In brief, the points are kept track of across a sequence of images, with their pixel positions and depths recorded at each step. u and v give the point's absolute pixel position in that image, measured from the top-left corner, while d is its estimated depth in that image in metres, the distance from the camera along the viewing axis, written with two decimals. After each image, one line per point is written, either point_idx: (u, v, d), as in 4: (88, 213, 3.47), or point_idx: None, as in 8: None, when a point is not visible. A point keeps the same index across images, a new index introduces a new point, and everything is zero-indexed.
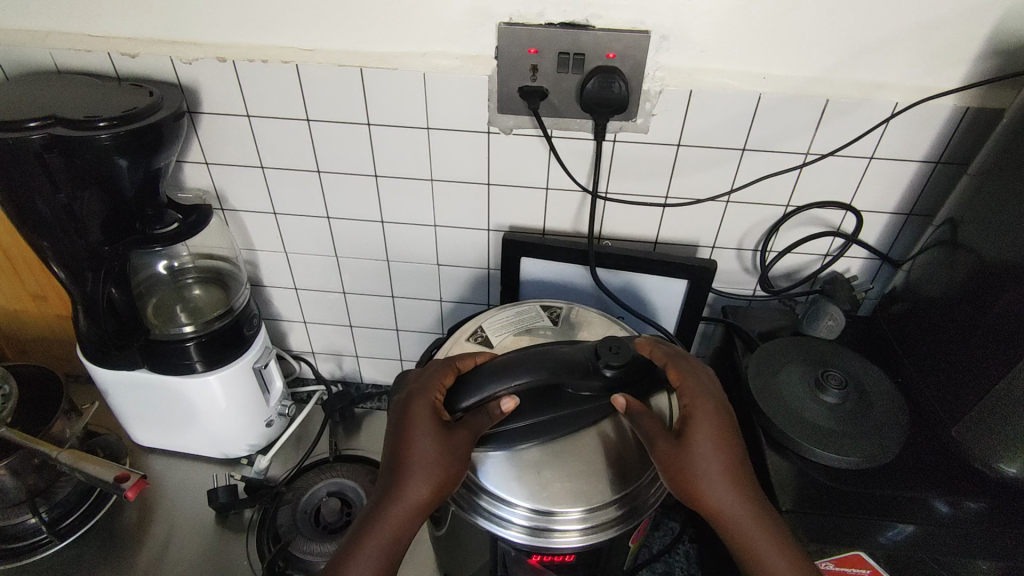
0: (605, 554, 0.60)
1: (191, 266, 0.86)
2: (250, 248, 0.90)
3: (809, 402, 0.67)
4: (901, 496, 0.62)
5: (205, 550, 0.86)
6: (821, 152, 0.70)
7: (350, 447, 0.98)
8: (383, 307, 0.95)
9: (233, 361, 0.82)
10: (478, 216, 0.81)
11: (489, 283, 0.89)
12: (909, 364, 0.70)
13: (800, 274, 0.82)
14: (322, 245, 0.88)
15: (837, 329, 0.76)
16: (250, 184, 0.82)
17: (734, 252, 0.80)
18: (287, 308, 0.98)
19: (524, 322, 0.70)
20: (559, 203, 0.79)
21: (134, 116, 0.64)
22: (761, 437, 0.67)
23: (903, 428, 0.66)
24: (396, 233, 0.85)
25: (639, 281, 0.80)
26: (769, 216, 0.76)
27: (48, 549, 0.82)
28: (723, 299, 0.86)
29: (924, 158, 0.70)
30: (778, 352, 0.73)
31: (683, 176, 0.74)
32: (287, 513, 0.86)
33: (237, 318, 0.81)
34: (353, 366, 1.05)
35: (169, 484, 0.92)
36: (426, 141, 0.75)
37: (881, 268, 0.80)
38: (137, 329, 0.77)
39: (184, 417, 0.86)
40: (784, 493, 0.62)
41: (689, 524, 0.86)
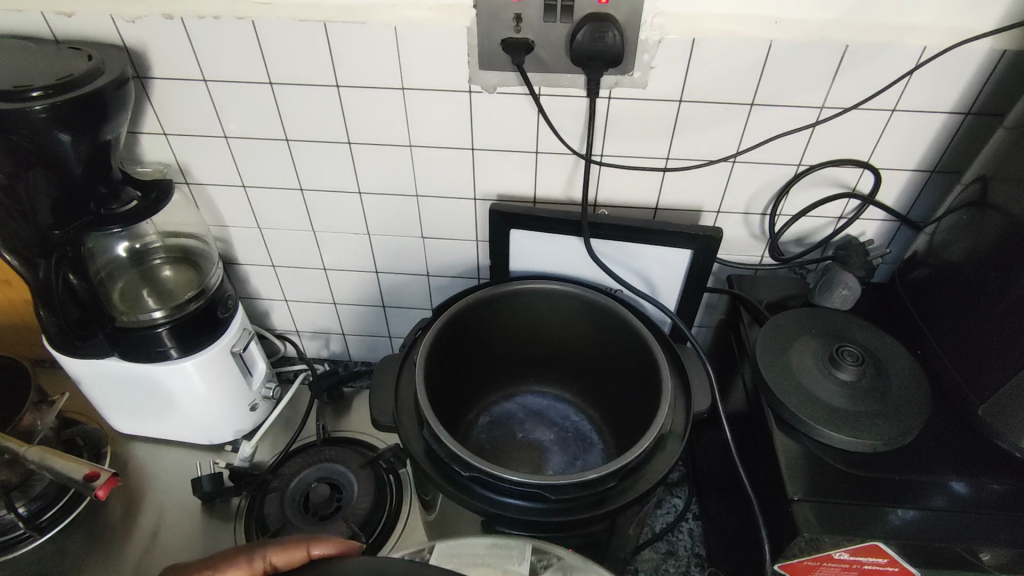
0: (606, 543, 0.62)
1: (159, 245, 0.81)
2: (220, 224, 0.84)
3: (824, 381, 0.63)
4: (919, 479, 0.58)
5: (193, 540, 0.82)
6: (839, 105, 0.63)
7: (338, 429, 0.93)
8: (368, 283, 0.90)
9: (209, 345, 0.77)
10: (462, 184, 0.75)
11: (478, 255, 0.83)
12: (929, 335, 0.66)
13: (811, 239, 0.77)
14: (297, 219, 0.82)
15: (852, 299, 0.71)
16: (212, 154, 0.76)
17: (741, 217, 0.74)
18: (266, 286, 0.92)
19: (496, 561, 0.56)
20: (550, 168, 0.72)
21: (72, 84, 0.57)
22: (771, 419, 0.63)
23: (923, 406, 0.61)
24: (375, 204, 0.79)
25: (638, 251, 0.74)
26: (779, 177, 0.70)
27: (26, 545, 0.78)
28: (728, 268, 0.80)
29: (953, 109, 0.63)
30: (789, 326, 0.68)
31: (686, 136, 0.67)
32: (274, 501, 0.81)
33: (211, 299, 0.76)
34: (340, 344, 1.01)
35: (152, 472, 0.89)
36: (402, 103, 0.68)
37: (900, 230, 0.75)
38: (102, 318, 0.71)
39: (163, 405, 0.82)
40: (795, 480, 0.58)
41: (694, 501, 0.83)
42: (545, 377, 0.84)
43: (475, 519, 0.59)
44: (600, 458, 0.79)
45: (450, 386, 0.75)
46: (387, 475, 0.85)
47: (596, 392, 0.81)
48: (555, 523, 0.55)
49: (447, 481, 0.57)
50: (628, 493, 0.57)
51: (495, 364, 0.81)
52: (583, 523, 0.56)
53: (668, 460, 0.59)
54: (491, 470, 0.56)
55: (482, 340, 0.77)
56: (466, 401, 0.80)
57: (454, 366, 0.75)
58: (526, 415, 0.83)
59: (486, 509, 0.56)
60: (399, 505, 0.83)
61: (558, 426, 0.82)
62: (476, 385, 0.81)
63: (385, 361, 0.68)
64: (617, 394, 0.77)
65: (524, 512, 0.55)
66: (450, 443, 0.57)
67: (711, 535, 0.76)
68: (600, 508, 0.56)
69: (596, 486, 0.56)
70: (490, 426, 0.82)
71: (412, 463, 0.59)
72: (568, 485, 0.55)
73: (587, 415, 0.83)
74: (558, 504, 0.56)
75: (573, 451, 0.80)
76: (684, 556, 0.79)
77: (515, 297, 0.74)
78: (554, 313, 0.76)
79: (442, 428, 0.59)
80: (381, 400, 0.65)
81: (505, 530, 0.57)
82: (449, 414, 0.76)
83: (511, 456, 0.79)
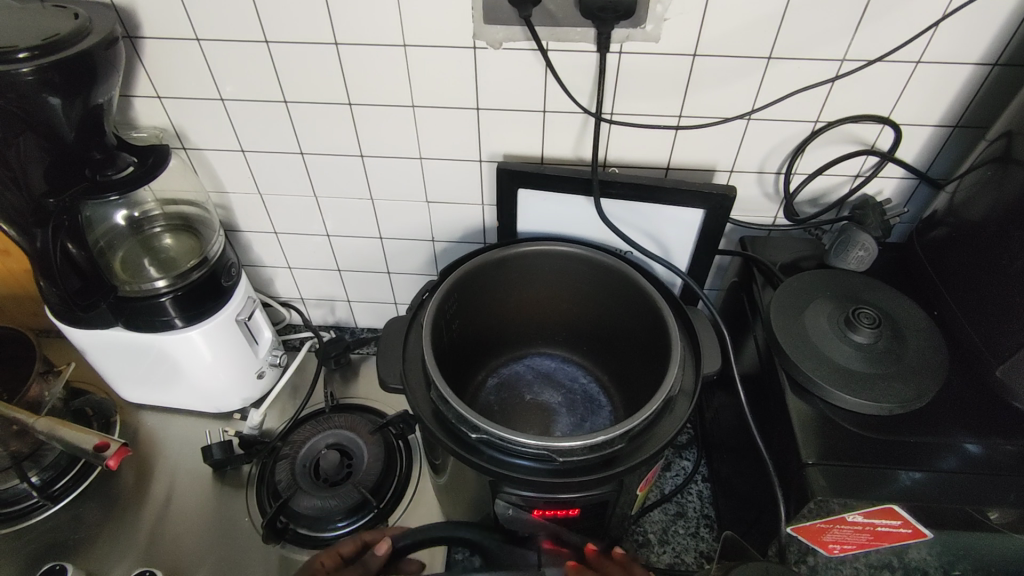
0: (611, 505, 0.61)
1: (158, 213, 0.80)
2: (220, 190, 0.82)
3: (838, 343, 0.62)
4: (933, 442, 0.57)
5: (205, 507, 0.82)
6: (861, 57, 0.61)
7: (345, 396, 0.93)
8: (372, 249, 0.88)
9: (214, 313, 0.76)
10: (467, 145, 0.73)
11: (484, 219, 0.81)
12: (948, 296, 0.64)
13: (826, 199, 0.75)
14: (299, 184, 0.80)
15: (868, 262, 0.69)
16: (209, 118, 0.73)
17: (755, 176, 0.72)
18: (269, 253, 0.91)
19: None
20: (558, 127, 0.70)
21: (59, 44, 0.55)
22: (784, 381, 0.62)
23: (940, 368, 0.60)
24: (378, 168, 0.77)
25: (648, 212, 0.72)
26: (795, 134, 0.68)
27: (42, 512, 0.79)
28: (740, 229, 0.79)
29: (980, 60, 0.60)
30: (803, 289, 0.67)
31: (699, 92, 0.65)
32: (285, 467, 0.82)
33: (215, 267, 0.75)
34: (345, 311, 1.00)
35: (162, 438, 0.89)
36: (404, 61, 0.66)
37: (918, 189, 0.73)
38: (103, 286, 0.69)
39: (170, 373, 0.82)
40: (808, 444, 0.57)
41: (702, 463, 0.83)
42: (554, 338, 0.83)
43: (483, 482, 0.58)
44: (608, 420, 0.79)
45: (457, 348, 0.74)
46: (397, 440, 0.85)
47: (604, 354, 0.81)
48: (561, 484, 0.55)
49: (454, 442, 0.57)
50: (636, 455, 0.56)
51: (503, 326, 0.80)
52: (590, 483, 0.55)
53: (677, 420, 0.58)
54: (499, 431, 0.56)
55: (489, 303, 0.75)
56: (474, 363, 0.80)
57: (461, 329, 0.74)
58: (534, 376, 0.83)
59: (494, 469, 0.55)
60: (409, 471, 0.84)
61: (566, 387, 0.82)
62: (485, 347, 0.80)
63: (392, 323, 0.67)
64: (625, 355, 0.76)
65: (531, 472, 0.55)
66: (459, 405, 0.57)
67: (720, 496, 0.77)
68: (606, 469, 0.55)
69: (604, 449, 0.56)
70: (498, 387, 0.82)
71: (420, 424, 0.58)
72: (576, 447, 0.55)
73: (596, 377, 0.83)
74: (565, 466, 0.55)
75: (581, 413, 0.79)
76: (694, 517, 0.79)
77: (522, 259, 0.72)
78: (562, 274, 0.74)
79: (449, 391, 0.58)
80: (389, 361, 0.64)
81: (513, 491, 0.57)
82: (457, 375, 0.76)
83: (520, 416, 0.79)
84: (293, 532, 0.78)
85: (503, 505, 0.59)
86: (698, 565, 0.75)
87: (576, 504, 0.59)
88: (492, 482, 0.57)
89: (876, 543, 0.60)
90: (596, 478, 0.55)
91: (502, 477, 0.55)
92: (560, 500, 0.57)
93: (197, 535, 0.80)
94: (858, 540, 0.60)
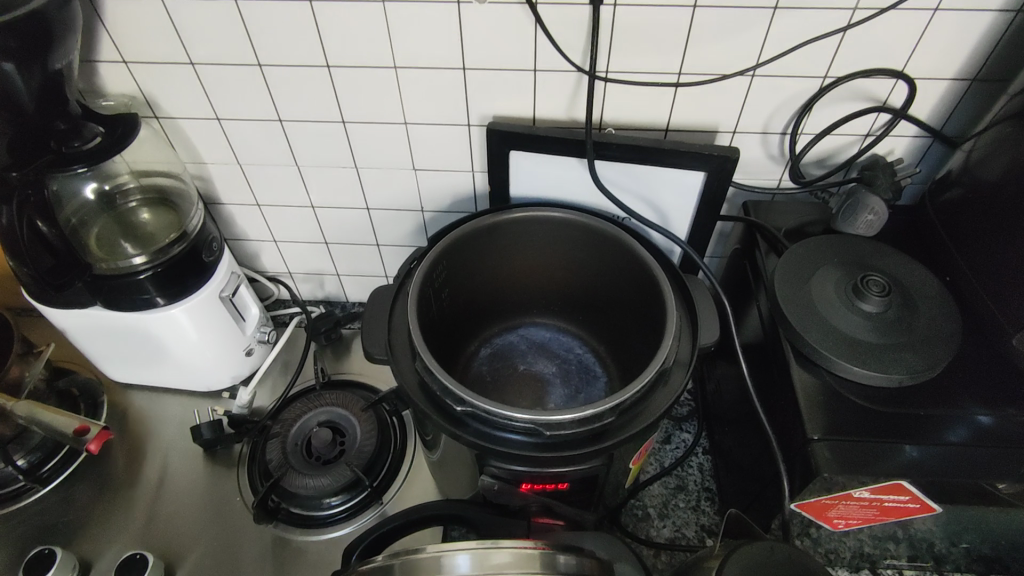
0: (602, 480, 0.59)
1: (134, 186, 0.76)
2: (197, 161, 0.78)
3: (842, 309, 0.59)
4: (944, 413, 0.55)
5: (197, 486, 0.81)
6: (874, 5, 0.56)
7: (337, 372, 0.91)
8: (360, 220, 0.85)
9: (196, 290, 0.74)
10: (454, 109, 0.69)
11: (474, 186, 0.78)
12: (962, 261, 0.61)
13: (833, 160, 0.71)
14: (279, 152, 0.76)
15: (876, 226, 0.66)
16: (180, 83, 0.69)
17: (759, 137, 0.68)
18: (252, 226, 0.87)
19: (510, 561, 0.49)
20: (550, 88, 0.66)
21: (7, 4, 0.51)
22: (788, 352, 0.59)
23: (951, 335, 0.58)
24: (361, 134, 0.73)
25: (646, 176, 0.69)
26: (802, 91, 0.64)
27: (31, 496, 0.78)
28: (743, 193, 0.75)
29: (1004, 6, 0.56)
30: (809, 255, 0.64)
31: (700, 47, 0.60)
32: (275, 447, 0.79)
33: (195, 242, 0.72)
34: (335, 285, 0.97)
35: (151, 418, 0.87)
36: (383, 19, 0.61)
37: (932, 147, 0.69)
38: (77, 265, 0.66)
39: (154, 353, 0.79)
40: (812, 418, 0.55)
41: (703, 435, 0.81)
42: (549, 308, 0.81)
43: (475, 460, 0.56)
44: (603, 391, 0.77)
45: (447, 319, 0.72)
46: (390, 417, 0.83)
47: (599, 323, 0.78)
48: (550, 458, 0.53)
49: (440, 416, 0.55)
50: (628, 428, 0.54)
51: (495, 297, 0.78)
52: (579, 458, 0.53)
53: (673, 392, 0.56)
54: (485, 404, 0.53)
55: (479, 272, 0.72)
56: (465, 333, 0.77)
57: (451, 299, 0.71)
58: (528, 347, 0.81)
59: (481, 443, 0.53)
60: (403, 447, 0.82)
61: (561, 358, 0.80)
62: (476, 317, 0.78)
63: (377, 293, 0.64)
64: (621, 325, 0.74)
65: (520, 447, 0.53)
66: (444, 376, 0.54)
67: (722, 469, 0.75)
68: (597, 443, 0.53)
69: (593, 422, 0.53)
70: (491, 357, 0.79)
71: (405, 397, 0.56)
72: (565, 420, 0.52)
73: (592, 348, 0.80)
74: (553, 439, 0.53)
75: (576, 384, 0.77)
76: (694, 491, 0.77)
77: (514, 226, 0.69)
78: (556, 241, 0.71)
79: (435, 362, 0.55)
80: (374, 331, 0.61)
81: (501, 465, 0.54)
82: (448, 347, 0.73)
83: (513, 388, 0.77)
84: (286, 511, 0.76)
85: (489, 479, 0.57)
86: (699, 539, 0.73)
87: (565, 478, 0.56)
88: (478, 456, 0.55)
89: (883, 517, 0.59)
90: (585, 452, 0.53)
91: (490, 451, 0.53)
92: (549, 475, 0.55)
93: (189, 515, 0.78)
94: (864, 514, 0.58)
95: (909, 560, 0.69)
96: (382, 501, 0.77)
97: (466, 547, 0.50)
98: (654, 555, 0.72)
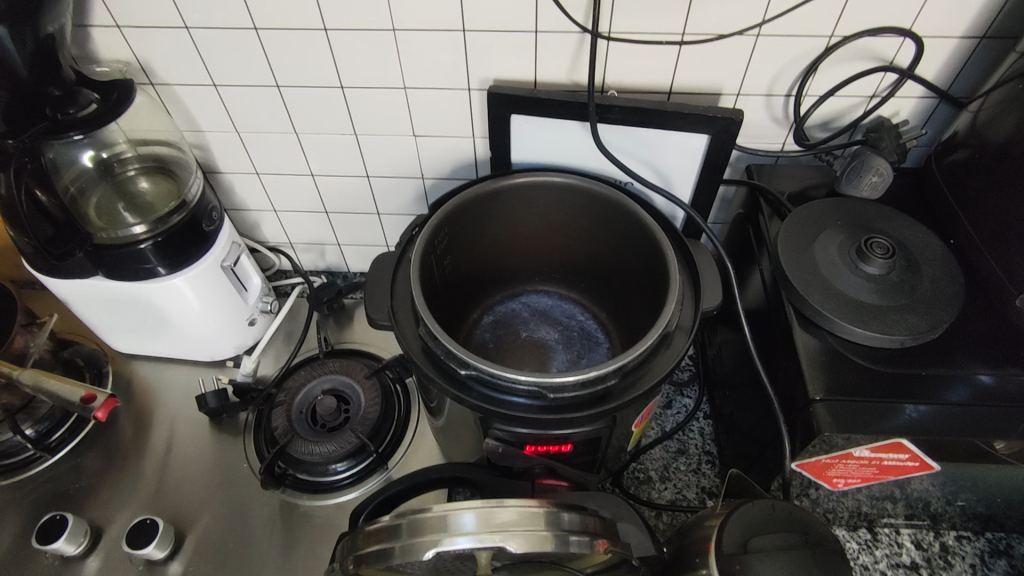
0: (605, 442, 0.60)
1: (131, 155, 0.75)
2: (194, 129, 0.77)
3: (845, 271, 0.59)
4: (945, 373, 0.55)
5: (204, 454, 0.82)
6: None
7: (341, 341, 0.91)
8: (360, 188, 0.84)
9: (197, 259, 0.73)
10: (455, 72, 0.68)
11: (475, 152, 0.77)
12: (967, 222, 0.61)
13: (838, 123, 0.70)
14: (278, 119, 0.75)
15: (881, 187, 0.66)
16: (174, 48, 0.68)
17: (763, 99, 0.68)
18: (253, 196, 0.87)
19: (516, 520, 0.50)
20: (552, 49, 0.65)
21: None
22: (790, 315, 0.60)
23: (954, 297, 0.58)
24: (360, 99, 0.72)
25: (649, 139, 0.68)
26: (808, 51, 0.63)
27: (41, 464, 0.79)
28: (747, 157, 0.75)
29: None
30: (812, 219, 0.64)
31: (704, 5, 0.59)
32: (281, 415, 0.80)
33: (194, 211, 0.71)
34: (336, 254, 0.96)
35: (156, 388, 0.88)
36: None
37: (939, 108, 0.68)
38: (77, 234, 0.66)
39: (157, 323, 0.80)
40: (813, 379, 0.55)
41: (704, 401, 0.81)
42: (550, 275, 0.81)
43: (479, 423, 0.57)
44: (605, 357, 0.77)
45: (449, 287, 0.72)
46: (394, 384, 0.84)
47: (601, 290, 0.78)
48: (553, 420, 0.53)
49: (444, 379, 0.55)
50: (631, 390, 0.54)
51: (497, 264, 0.78)
52: (582, 420, 0.54)
53: (676, 355, 0.56)
54: (489, 368, 0.53)
55: (482, 239, 0.72)
56: (468, 301, 0.77)
57: (453, 265, 0.71)
58: (531, 314, 0.81)
59: (485, 406, 0.53)
60: (407, 414, 0.83)
61: (563, 325, 0.80)
62: (478, 285, 0.78)
63: (379, 261, 0.64)
64: (623, 291, 0.74)
65: (524, 409, 0.53)
66: (447, 341, 0.54)
67: (723, 433, 0.76)
68: (599, 405, 0.54)
69: (596, 385, 0.53)
70: (493, 325, 0.80)
71: (409, 362, 0.57)
72: (568, 383, 0.53)
73: (594, 314, 0.80)
74: (557, 402, 0.54)
75: (578, 349, 0.78)
76: (695, 454, 0.78)
77: (516, 192, 0.68)
78: (558, 208, 0.71)
79: (438, 326, 0.56)
80: (377, 297, 0.61)
81: (505, 428, 0.55)
82: (451, 315, 0.74)
83: (516, 354, 0.77)
84: (292, 477, 0.77)
85: (493, 441, 0.58)
86: (699, 501, 0.75)
87: (569, 440, 0.57)
88: (482, 418, 0.55)
89: (882, 476, 0.59)
90: (587, 414, 0.53)
91: (494, 414, 0.54)
92: (553, 437, 0.56)
93: (198, 481, 0.80)
94: (863, 473, 0.59)
95: (905, 519, 0.70)
96: (388, 466, 0.78)
97: (472, 506, 0.51)
98: (655, 516, 0.74)
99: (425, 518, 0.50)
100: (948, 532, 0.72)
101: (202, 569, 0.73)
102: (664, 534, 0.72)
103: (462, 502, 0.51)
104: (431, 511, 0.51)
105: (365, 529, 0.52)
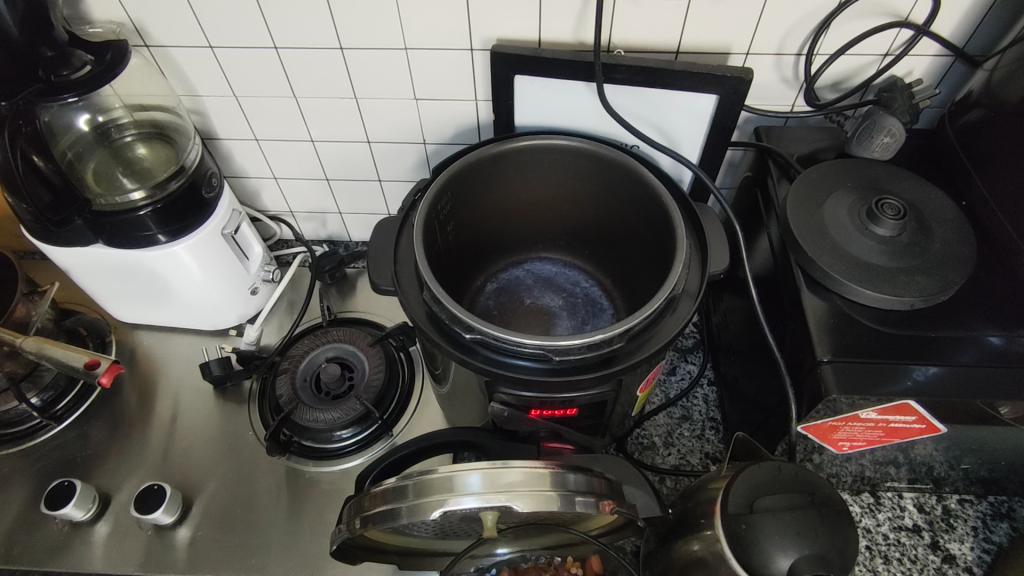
0: (610, 406, 0.60)
1: (128, 121, 0.74)
2: (192, 93, 0.76)
3: (855, 233, 0.58)
4: (955, 335, 0.55)
5: (210, 421, 0.82)
6: None
7: (344, 310, 0.91)
8: (361, 156, 0.83)
9: (197, 226, 0.73)
10: (457, 32, 0.66)
11: (478, 116, 0.76)
12: (981, 183, 0.60)
13: (850, 82, 0.69)
14: (276, 82, 0.73)
15: (893, 149, 0.64)
16: (169, 7, 0.66)
17: (773, 58, 0.66)
18: (252, 163, 0.86)
19: (520, 484, 0.50)
20: (557, 7, 0.63)
21: None
22: (798, 277, 0.59)
23: (964, 259, 0.57)
24: (361, 62, 0.70)
25: (656, 100, 0.66)
26: (820, 7, 0.61)
27: (47, 432, 0.80)
28: (756, 119, 0.73)
29: None
30: (822, 181, 0.63)
31: None
32: (285, 382, 0.80)
33: (194, 177, 0.70)
34: (338, 223, 0.95)
35: (160, 357, 0.88)
36: None
37: (953, 67, 0.66)
38: (76, 201, 0.65)
39: (158, 291, 0.79)
40: (822, 342, 0.55)
41: (708, 367, 0.81)
42: (553, 242, 0.80)
43: (485, 387, 0.57)
44: (610, 323, 0.77)
45: (453, 253, 0.71)
46: (398, 352, 0.84)
47: (606, 256, 0.77)
48: (559, 383, 0.53)
49: (449, 344, 0.54)
50: (637, 353, 0.54)
51: (500, 231, 0.77)
52: (587, 382, 0.54)
53: (681, 318, 0.55)
54: (494, 331, 0.53)
55: (485, 204, 0.71)
56: (471, 268, 0.77)
57: (456, 232, 0.70)
58: (534, 282, 0.80)
59: (491, 370, 0.53)
60: (412, 381, 0.83)
61: (567, 292, 0.80)
62: (481, 252, 0.77)
63: (382, 226, 0.63)
64: (628, 257, 0.73)
65: (530, 372, 0.53)
66: (451, 305, 0.54)
67: (728, 399, 0.76)
68: (605, 368, 0.53)
69: (601, 347, 0.53)
70: (497, 292, 0.79)
71: (413, 326, 0.56)
72: (574, 346, 0.52)
73: (598, 281, 0.80)
74: (563, 365, 0.53)
75: (582, 316, 0.78)
76: (699, 420, 0.79)
77: (520, 156, 0.67)
78: (562, 172, 0.70)
79: (442, 290, 0.55)
80: (380, 263, 0.60)
81: (511, 391, 0.55)
82: (454, 281, 0.73)
83: (520, 321, 0.77)
84: (297, 444, 0.78)
85: (498, 405, 0.58)
86: (703, 466, 0.75)
87: (574, 404, 0.57)
88: (487, 382, 0.55)
89: (887, 439, 0.59)
90: (593, 377, 0.53)
91: (499, 377, 0.53)
92: (558, 400, 0.56)
93: (203, 448, 0.80)
94: (868, 436, 0.59)
95: (908, 483, 0.70)
96: (393, 433, 0.79)
97: (477, 468, 0.51)
98: (659, 480, 0.74)
99: (431, 481, 0.50)
100: (950, 496, 0.72)
101: (210, 534, 0.73)
102: (668, 498, 0.72)
103: (468, 465, 0.51)
104: (437, 474, 0.51)
105: (371, 492, 0.53)
